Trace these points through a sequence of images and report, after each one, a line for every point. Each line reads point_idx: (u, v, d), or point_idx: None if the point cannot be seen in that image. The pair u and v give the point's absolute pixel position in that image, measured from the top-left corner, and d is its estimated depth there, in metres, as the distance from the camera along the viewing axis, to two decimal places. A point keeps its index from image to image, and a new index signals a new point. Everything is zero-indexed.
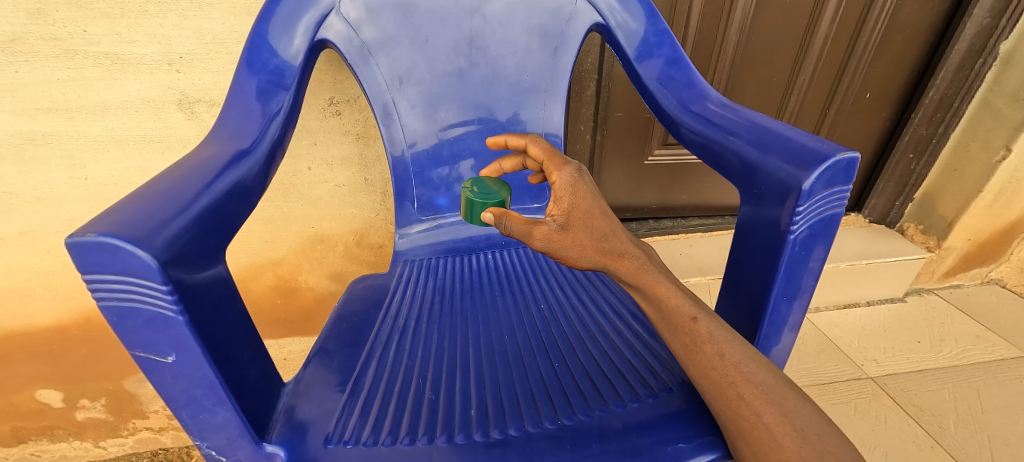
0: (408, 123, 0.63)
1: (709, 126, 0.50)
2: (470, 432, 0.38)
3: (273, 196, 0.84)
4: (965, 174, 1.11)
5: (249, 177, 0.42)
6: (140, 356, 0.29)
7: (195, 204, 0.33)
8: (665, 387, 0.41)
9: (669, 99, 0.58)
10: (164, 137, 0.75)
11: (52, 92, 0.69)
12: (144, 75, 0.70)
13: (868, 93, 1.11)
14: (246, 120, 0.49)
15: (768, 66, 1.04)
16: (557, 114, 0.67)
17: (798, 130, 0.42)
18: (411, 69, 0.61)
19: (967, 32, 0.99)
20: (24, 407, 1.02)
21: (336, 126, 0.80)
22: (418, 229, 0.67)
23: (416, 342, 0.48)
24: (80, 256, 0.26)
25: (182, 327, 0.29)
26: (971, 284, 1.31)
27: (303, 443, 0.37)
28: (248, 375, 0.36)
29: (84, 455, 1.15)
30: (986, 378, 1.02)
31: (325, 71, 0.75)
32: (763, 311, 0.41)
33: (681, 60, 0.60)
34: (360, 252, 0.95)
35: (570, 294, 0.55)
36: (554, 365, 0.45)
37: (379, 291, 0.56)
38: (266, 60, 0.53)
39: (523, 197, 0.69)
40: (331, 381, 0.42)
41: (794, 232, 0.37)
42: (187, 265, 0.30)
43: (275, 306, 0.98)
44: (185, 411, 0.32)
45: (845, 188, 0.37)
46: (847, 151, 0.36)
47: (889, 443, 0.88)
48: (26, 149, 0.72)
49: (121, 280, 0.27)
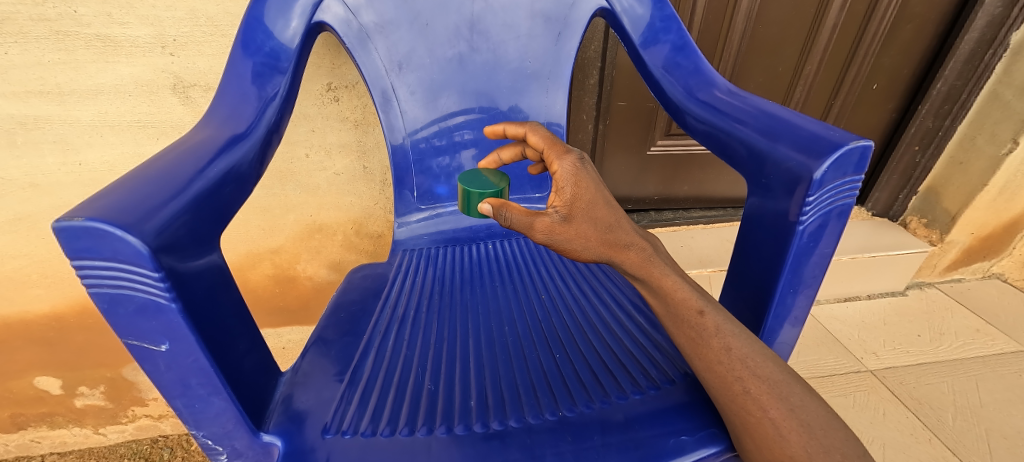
0: (408, 110, 0.62)
1: (715, 114, 0.49)
2: (469, 423, 0.37)
3: (271, 183, 0.83)
4: (971, 168, 1.10)
5: (245, 163, 0.41)
6: (132, 344, 0.29)
7: (188, 190, 0.32)
8: (668, 379, 0.40)
9: (675, 87, 0.57)
10: (157, 122, 0.73)
11: (43, 75, 0.67)
12: (137, 58, 0.68)
13: (875, 83, 1.10)
14: (240, 104, 0.47)
15: (774, 56, 1.03)
16: (559, 102, 0.66)
17: (808, 118, 0.41)
18: (411, 54, 0.60)
19: (977, 22, 0.97)
20: (23, 394, 1.02)
21: (334, 113, 0.79)
22: (418, 218, 0.66)
23: (416, 331, 0.47)
24: (67, 242, 0.25)
25: (175, 316, 0.28)
26: (973, 278, 1.31)
27: (301, 432, 0.36)
28: (244, 366, 0.35)
29: (84, 442, 1.15)
30: (986, 371, 1.02)
31: (323, 55, 0.73)
32: (768, 304, 0.40)
33: (688, 46, 0.59)
34: (358, 241, 0.94)
35: (572, 284, 0.54)
36: (555, 356, 0.44)
37: (378, 280, 0.55)
38: (261, 42, 0.51)
39: (524, 187, 0.68)
40: (330, 370, 0.42)
41: (803, 223, 0.36)
42: (180, 253, 0.29)
43: (272, 295, 0.97)
44: (180, 400, 0.31)
45: (856, 177, 0.36)
46: (860, 139, 0.35)
47: (888, 435, 0.88)
48: (17, 133, 0.71)
49: (110, 266, 0.26)
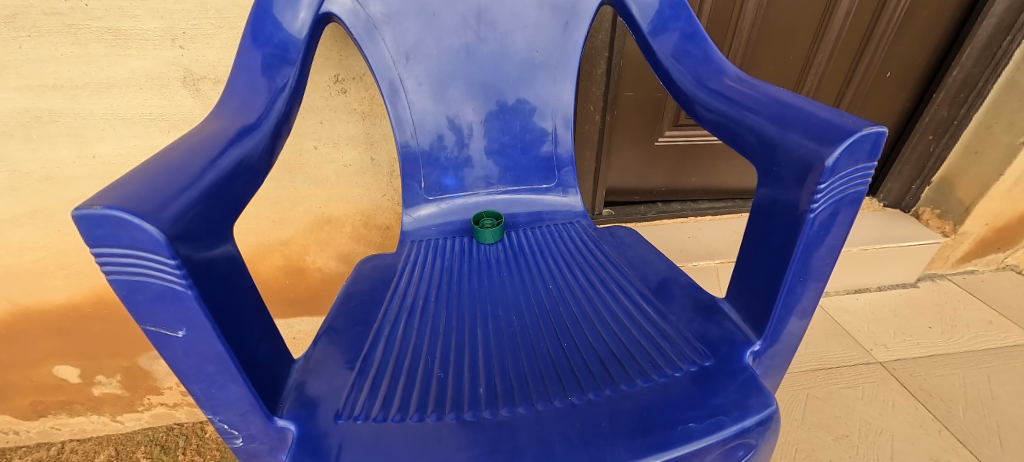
0: (415, 101, 0.62)
1: (725, 103, 0.48)
2: (478, 410, 0.38)
3: (280, 176, 0.84)
4: (986, 157, 1.08)
5: (256, 154, 0.42)
6: (151, 330, 0.29)
7: (202, 180, 0.33)
8: (676, 369, 0.40)
9: (684, 75, 0.56)
10: (168, 114, 0.74)
11: (56, 69, 0.68)
12: (147, 51, 0.69)
13: (889, 72, 1.08)
14: (251, 95, 0.48)
15: (786, 44, 1.01)
16: (567, 92, 0.66)
17: (820, 105, 0.40)
18: (418, 45, 0.60)
19: (996, 7, 0.95)
20: (43, 382, 1.05)
21: (341, 105, 0.79)
22: (425, 211, 0.66)
23: (425, 320, 0.48)
24: (87, 230, 0.26)
25: (193, 303, 0.29)
26: (986, 270, 1.29)
27: (313, 417, 0.37)
28: (259, 354, 0.36)
29: (102, 429, 1.17)
30: (998, 364, 1.01)
31: (330, 46, 0.73)
32: (777, 293, 0.41)
33: (698, 33, 0.58)
34: (367, 233, 0.95)
35: (579, 275, 0.54)
36: (563, 344, 0.44)
37: (387, 271, 0.56)
38: (270, 34, 0.52)
39: (531, 178, 0.68)
40: (341, 358, 0.43)
41: (814, 212, 0.36)
42: (196, 243, 0.29)
43: (283, 286, 0.99)
44: (197, 385, 0.32)
45: (869, 164, 0.35)
46: (874, 125, 0.34)
47: (897, 427, 0.88)
48: (33, 127, 0.72)
49: (128, 253, 0.26)
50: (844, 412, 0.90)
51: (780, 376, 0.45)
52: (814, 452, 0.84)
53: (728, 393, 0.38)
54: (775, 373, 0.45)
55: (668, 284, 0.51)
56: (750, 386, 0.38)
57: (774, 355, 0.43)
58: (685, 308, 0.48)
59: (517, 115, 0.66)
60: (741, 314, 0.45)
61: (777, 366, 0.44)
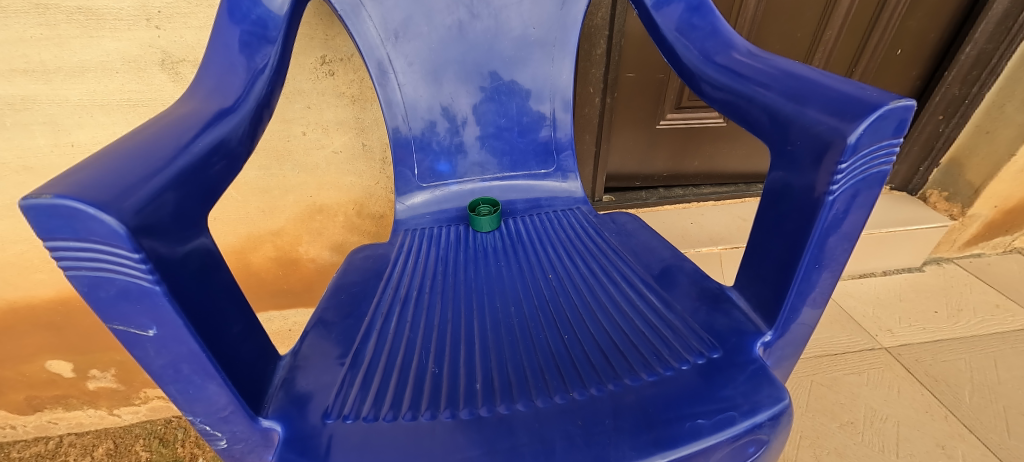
0: (406, 82, 0.59)
1: (734, 79, 0.45)
2: (475, 407, 0.36)
3: (268, 164, 0.81)
4: (997, 137, 1.05)
5: (234, 137, 0.39)
6: (118, 329, 0.27)
7: (171, 165, 0.30)
8: (684, 361, 0.38)
9: (690, 50, 0.53)
10: (148, 100, 0.71)
11: (27, 52, 0.65)
12: (122, 32, 0.65)
13: (899, 49, 1.04)
14: (228, 75, 0.45)
15: (793, 21, 0.97)
16: (566, 71, 0.63)
17: (836, 78, 0.38)
18: (407, 22, 0.57)
19: None
20: (36, 377, 1.04)
21: (329, 88, 0.76)
22: (419, 198, 0.63)
23: (419, 312, 0.46)
24: (37, 221, 0.23)
25: (162, 299, 0.26)
26: (993, 253, 1.27)
27: (301, 417, 0.35)
28: (241, 351, 0.34)
29: (100, 423, 1.16)
30: (1005, 348, 0.99)
31: (315, 26, 0.69)
32: (791, 280, 0.38)
33: (705, 6, 0.55)
34: (360, 222, 0.92)
35: (580, 263, 0.52)
36: (563, 337, 0.42)
37: (379, 261, 0.54)
38: (247, 10, 0.49)
39: (529, 162, 0.65)
40: (331, 353, 0.40)
41: (834, 193, 0.33)
42: (164, 236, 0.27)
43: (276, 278, 0.97)
44: (173, 386, 0.30)
45: (894, 141, 0.32)
46: (901, 99, 0.32)
47: (902, 413, 0.87)
48: (7, 115, 0.69)
49: (85, 247, 0.24)
50: (849, 399, 0.89)
51: (790, 367, 0.43)
52: (818, 439, 0.83)
53: (737, 385, 0.36)
54: (785, 364, 0.43)
55: (672, 272, 0.49)
56: (761, 378, 0.36)
57: (785, 345, 0.41)
58: (690, 296, 0.46)
59: (513, 96, 0.63)
60: (750, 302, 0.43)
61: (789, 357, 0.42)
